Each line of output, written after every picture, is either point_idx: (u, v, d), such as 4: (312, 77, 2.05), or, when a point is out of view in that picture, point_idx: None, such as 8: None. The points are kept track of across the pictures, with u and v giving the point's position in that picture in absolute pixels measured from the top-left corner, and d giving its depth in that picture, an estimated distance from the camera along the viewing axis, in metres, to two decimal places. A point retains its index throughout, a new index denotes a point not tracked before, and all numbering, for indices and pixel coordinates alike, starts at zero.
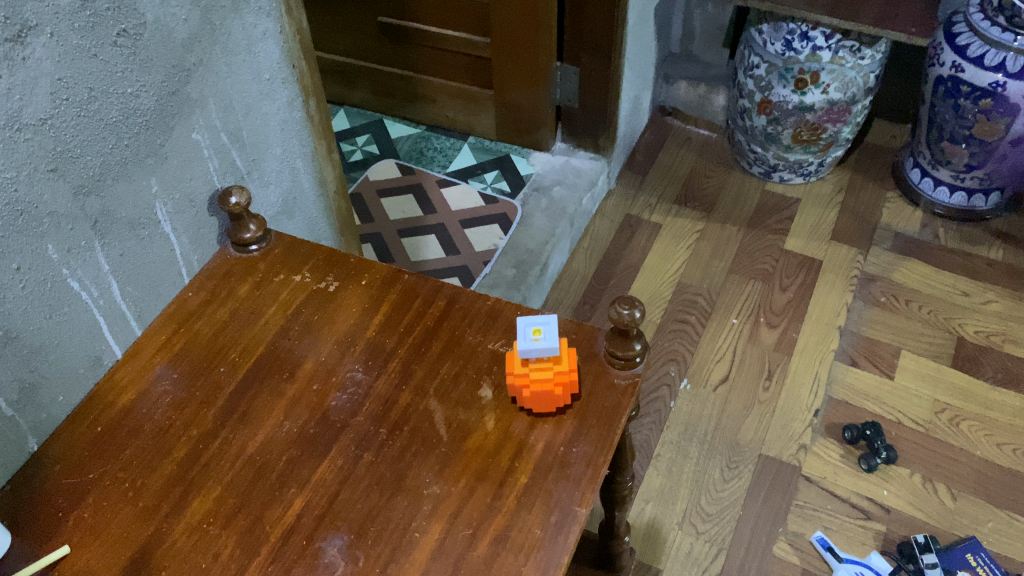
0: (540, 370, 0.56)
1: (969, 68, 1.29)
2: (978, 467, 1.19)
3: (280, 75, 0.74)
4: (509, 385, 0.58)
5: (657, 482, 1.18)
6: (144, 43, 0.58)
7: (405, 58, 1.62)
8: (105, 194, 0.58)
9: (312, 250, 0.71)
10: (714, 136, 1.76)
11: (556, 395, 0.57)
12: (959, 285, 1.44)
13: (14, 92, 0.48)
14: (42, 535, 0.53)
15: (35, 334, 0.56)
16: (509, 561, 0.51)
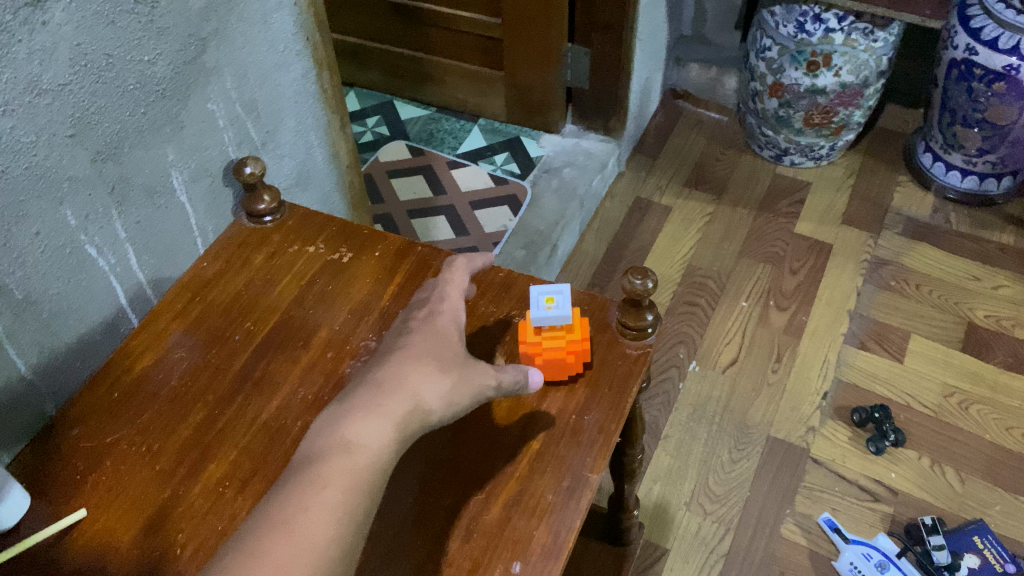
0: (552, 339, 0.58)
1: (983, 51, 1.28)
2: (986, 451, 1.19)
3: (294, 46, 0.75)
4: (521, 354, 0.60)
5: (666, 463, 1.18)
6: (161, 11, 0.58)
7: (416, 39, 1.61)
8: (122, 161, 0.59)
9: (326, 222, 0.72)
10: (725, 120, 1.76)
11: (567, 364, 0.58)
12: (971, 270, 1.44)
13: (34, 57, 0.49)
14: (61, 496, 0.54)
15: (54, 299, 0.56)
16: (522, 524, 0.52)
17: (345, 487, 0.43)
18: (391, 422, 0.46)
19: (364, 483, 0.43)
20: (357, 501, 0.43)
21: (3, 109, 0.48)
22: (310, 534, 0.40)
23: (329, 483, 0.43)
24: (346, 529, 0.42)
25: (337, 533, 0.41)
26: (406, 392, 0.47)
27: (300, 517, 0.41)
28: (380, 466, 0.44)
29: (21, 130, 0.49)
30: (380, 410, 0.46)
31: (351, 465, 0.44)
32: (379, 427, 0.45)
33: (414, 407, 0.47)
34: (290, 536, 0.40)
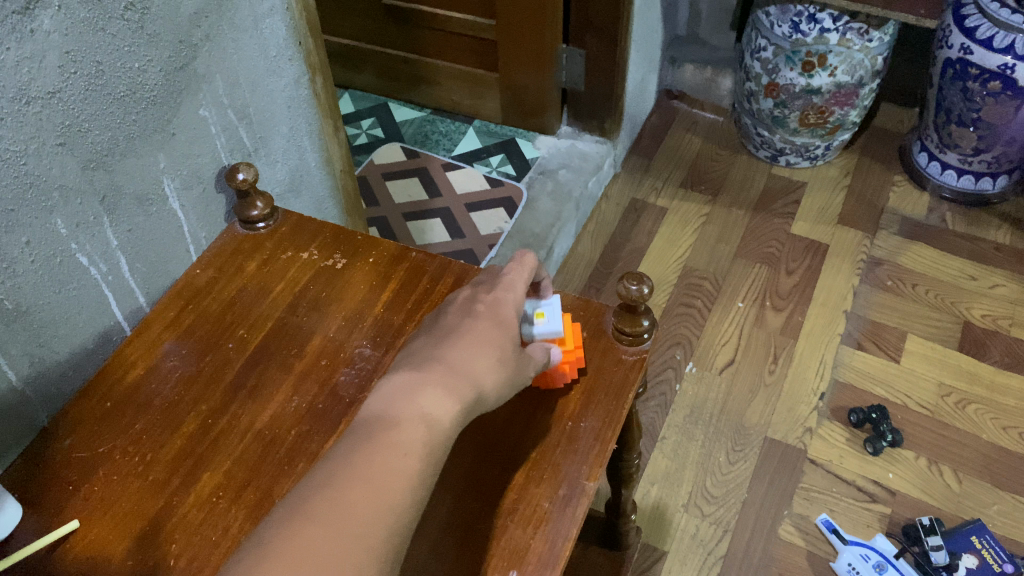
0: None
1: (978, 50, 1.28)
2: (984, 451, 1.19)
3: (286, 52, 0.74)
4: None
5: (663, 465, 1.18)
6: (152, 17, 0.58)
7: (410, 41, 1.61)
8: (113, 169, 0.58)
9: (319, 228, 0.72)
10: (720, 120, 1.75)
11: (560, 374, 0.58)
12: (967, 269, 1.44)
13: (23, 65, 0.48)
14: (53, 507, 0.53)
15: (45, 309, 0.56)
16: (518, 534, 0.51)
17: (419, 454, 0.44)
18: (459, 401, 0.48)
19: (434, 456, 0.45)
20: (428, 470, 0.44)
21: None
22: (387, 496, 0.42)
23: (406, 448, 0.44)
24: (416, 494, 0.43)
25: (409, 496, 0.43)
26: (472, 377, 0.49)
27: (379, 477, 0.42)
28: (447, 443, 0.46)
29: (9, 139, 0.49)
30: (451, 388, 0.48)
31: (426, 436, 0.45)
32: (449, 404, 0.47)
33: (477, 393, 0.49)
34: (370, 491, 0.41)
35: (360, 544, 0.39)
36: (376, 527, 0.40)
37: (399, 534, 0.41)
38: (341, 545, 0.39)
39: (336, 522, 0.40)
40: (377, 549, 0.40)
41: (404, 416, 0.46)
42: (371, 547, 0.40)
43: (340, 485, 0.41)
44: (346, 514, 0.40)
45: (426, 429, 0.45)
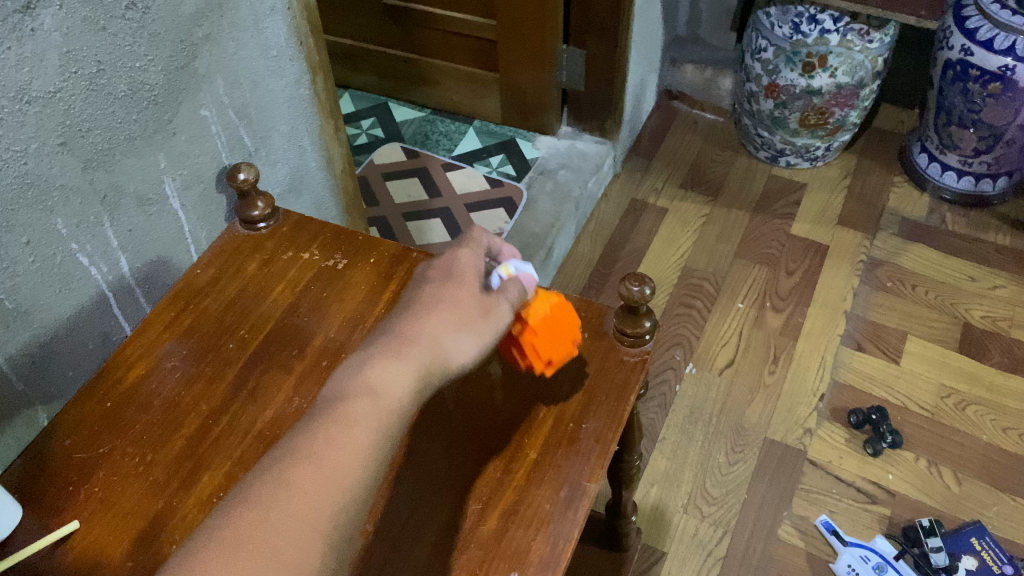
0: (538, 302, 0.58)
1: (978, 52, 1.28)
2: (983, 452, 1.19)
3: (287, 51, 0.74)
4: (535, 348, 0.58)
5: (663, 465, 1.18)
6: (153, 17, 0.57)
7: (410, 40, 1.61)
8: (113, 169, 0.58)
9: (319, 228, 0.71)
10: (720, 121, 1.75)
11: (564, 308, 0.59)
12: (967, 270, 1.44)
13: (24, 64, 0.48)
14: (53, 508, 0.53)
15: (45, 309, 0.56)
16: (519, 535, 0.52)
17: (369, 429, 0.44)
18: (416, 373, 0.47)
19: (387, 427, 0.45)
20: (381, 444, 0.44)
21: None
22: (333, 475, 0.42)
23: (353, 426, 0.44)
24: (368, 469, 0.43)
25: (360, 472, 0.42)
26: (433, 343, 0.49)
27: (326, 459, 0.42)
28: (403, 414, 0.46)
29: (11, 138, 0.49)
30: (405, 361, 0.47)
31: (378, 410, 0.45)
32: (407, 377, 0.47)
33: (440, 359, 0.49)
34: (313, 472, 0.41)
35: (302, 525, 0.40)
36: (321, 508, 0.40)
37: (350, 511, 0.41)
38: (283, 529, 0.39)
39: (281, 505, 0.40)
40: (322, 527, 0.40)
41: (356, 391, 0.45)
42: (314, 529, 0.40)
43: (285, 467, 0.42)
44: (290, 496, 0.40)
45: (378, 404, 0.45)
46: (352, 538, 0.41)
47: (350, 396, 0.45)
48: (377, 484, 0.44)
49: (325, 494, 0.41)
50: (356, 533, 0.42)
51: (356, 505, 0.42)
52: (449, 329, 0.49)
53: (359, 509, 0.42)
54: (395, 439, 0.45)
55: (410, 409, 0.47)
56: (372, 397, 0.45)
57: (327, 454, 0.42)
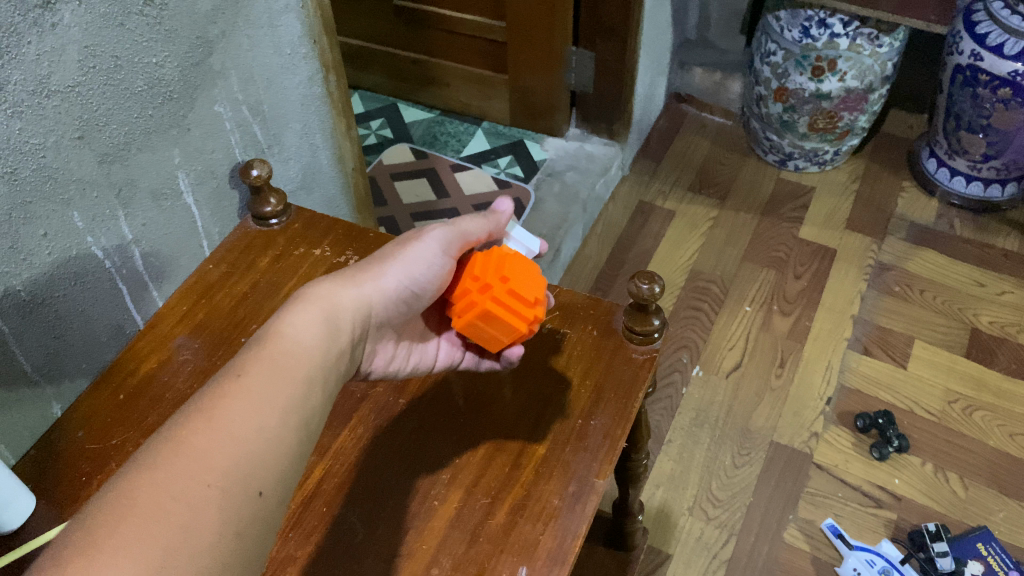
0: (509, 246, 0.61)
1: (988, 57, 1.28)
2: (990, 457, 1.19)
3: (301, 49, 0.75)
4: None
5: (669, 467, 1.18)
6: (170, 13, 0.58)
7: (420, 41, 1.61)
8: (129, 163, 0.59)
9: (331, 225, 0.73)
10: (729, 124, 1.76)
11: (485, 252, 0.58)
12: (975, 276, 1.44)
13: (43, 58, 0.49)
14: (66, 498, 0.53)
15: (60, 301, 0.56)
16: (527, 529, 0.52)
17: (272, 384, 0.43)
18: (327, 317, 0.48)
19: (293, 381, 0.43)
20: (289, 399, 0.43)
21: (12, 111, 0.48)
22: (235, 430, 0.40)
23: (254, 378, 0.42)
24: (274, 424, 0.41)
25: (266, 428, 0.41)
26: (351, 283, 0.51)
27: (227, 414, 0.40)
28: (312, 364, 0.45)
29: (29, 131, 0.50)
30: (314, 308, 0.48)
31: (282, 361, 0.44)
32: (314, 327, 0.47)
33: (356, 296, 0.50)
34: (210, 427, 0.39)
35: (200, 480, 0.37)
36: (222, 462, 0.38)
37: (259, 467, 0.39)
38: (178, 485, 0.37)
39: (177, 461, 0.37)
40: (224, 482, 0.38)
41: (258, 349, 0.45)
42: (214, 485, 0.37)
43: (181, 425, 0.39)
44: (188, 451, 0.38)
45: (281, 359, 0.44)
46: (263, 494, 0.39)
47: (253, 355, 0.44)
48: (292, 441, 0.41)
49: (226, 448, 0.39)
50: (269, 490, 0.39)
51: (264, 462, 0.40)
52: (362, 272, 0.52)
53: (271, 465, 0.40)
54: (306, 395, 0.44)
55: (322, 365, 0.46)
56: (275, 351, 0.44)
57: (226, 408, 0.40)
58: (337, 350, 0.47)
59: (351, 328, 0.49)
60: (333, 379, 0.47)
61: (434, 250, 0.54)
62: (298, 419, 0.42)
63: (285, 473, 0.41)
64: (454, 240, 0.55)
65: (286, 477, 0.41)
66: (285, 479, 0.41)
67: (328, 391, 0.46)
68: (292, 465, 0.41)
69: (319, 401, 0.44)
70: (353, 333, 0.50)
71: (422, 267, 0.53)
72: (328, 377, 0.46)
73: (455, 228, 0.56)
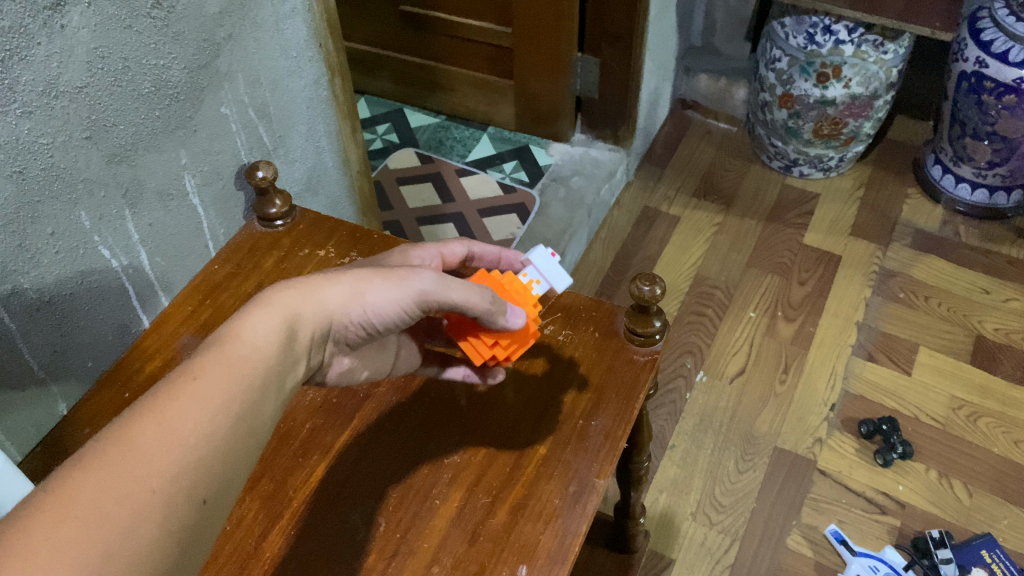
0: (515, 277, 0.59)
1: (993, 64, 1.28)
2: (995, 464, 1.19)
3: (307, 53, 0.75)
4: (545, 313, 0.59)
5: (672, 472, 1.18)
6: (177, 16, 0.59)
7: (426, 47, 1.62)
8: (136, 164, 0.59)
9: (336, 226, 0.73)
10: (734, 130, 1.76)
11: None
12: (980, 283, 1.43)
13: (52, 59, 0.50)
14: None
15: (67, 299, 0.57)
16: (528, 528, 0.53)
17: (229, 386, 0.38)
18: (287, 327, 0.44)
19: (250, 387, 0.39)
20: (243, 402, 0.38)
21: (21, 111, 0.49)
22: (188, 431, 0.35)
23: (207, 377, 0.38)
24: (228, 429, 0.37)
25: (220, 432, 0.36)
26: (317, 292, 0.46)
27: (181, 413, 0.36)
28: (268, 369, 0.41)
29: (37, 131, 0.50)
30: (276, 313, 0.43)
31: (238, 361, 0.40)
32: (273, 333, 0.42)
33: (320, 311, 0.46)
34: (160, 426, 0.35)
35: (146, 484, 0.33)
36: (171, 466, 0.34)
37: (207, 474, 0.35)
38: (124, 488, 0.32)
39: (122, 460, 0.33)
40: (170, 489, 0.33)
41: (214, 346, 0.40)
42: (158, 490, 0.33)
43: (122, 421, 0.35)
44: (134, 451, 0.33)
45: (239, 360, 0.40)
46: (207, 503, 0.35)
47: (206, 351, 0.39)
48: (242, 450, 0.38)
49: (178, 450, 0.34)
50: (212, 498, 0.35)
51: (214, 469, 0.36)
52: (333, 283, 0.47)
53: (220, 474, 0.36)
54: (260, 402, 0.40)
55: (278, 370, 0.42)
56: (232, 351, 0.40)
57: (178, 406, 0.36)
58: (290, 362, 0.43)
59: (305, 346, 0.45)
60: (283, 385, 0.43)
61: (406, 296, 0.50)
62: (249, 424, 0.38)
63: (231, 482, 0.37)
64: (433, 296, 0.51)
65: (233, 484, 0.37)
66: (230, 488, 0.37)
67: (280, 397, 0.42)
68: (238, 475, 0.37)
69: (270, 408, 0.41)
70: (307, 348, 0.46)
71: (387, 304, 0.49)
72: (279, 385, 0.42)
73: (440, 282, 0.50)
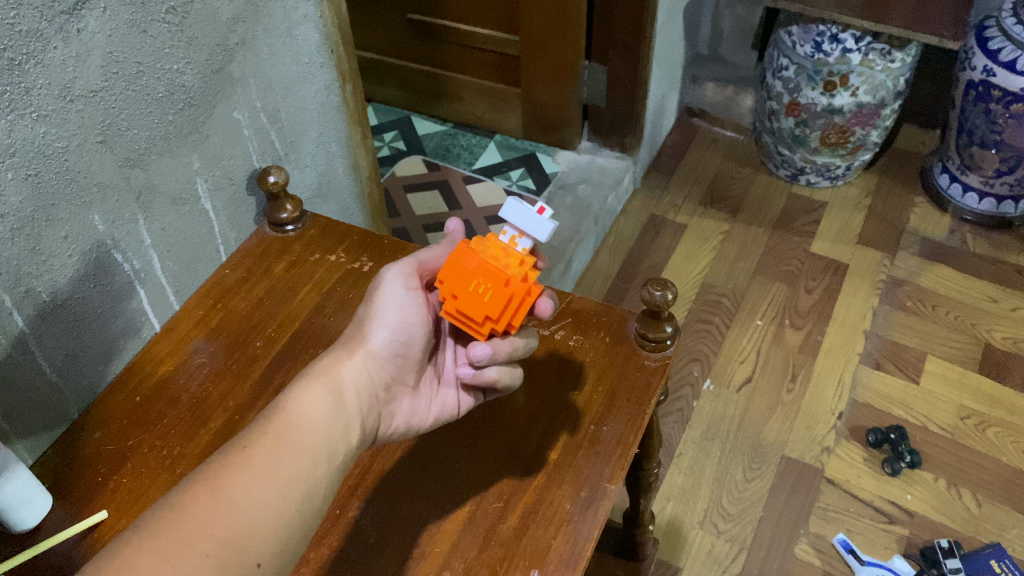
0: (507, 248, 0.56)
1: (1000, 72, 1.28)
2: (1003, 474, 1.18)
3: (319, 59, 0.76)
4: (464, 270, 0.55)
5: (679, 481, 1.18)
6: (192, 21, 0.59)
7: (434, 54, 1.63)
8: (150, 168, 0.60)
9: (346, 231, 0.75)
10: (740, 138, 1.76)
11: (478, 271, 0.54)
12: (988, 292, 1.43)
13: (68, 63, 0.50)
14: (83, 498, 0.55)
15: (80, 303, 0.57)
16: (540, 533, 0.53)
17: (278, 457, 0.44)
18: (329, 390, 0.49)
19: (298, 456, 0.45)
20: (294, 470, 0.44)
21: (37, 114, 0.49)
22: (238, 501, 0.42)
23: (257, 452, 0.44)
24: (275, 497, 0.43)
25: (267, 500, 0.42)
26: (350, 352, 0.52)
27: (232, 485, 0.42)
28: (317, 437, 0.46)
29: (51, 134, 0.50)
30: (316, 382, 0.49)
31: (287, 435, 0.46)
32: (319, 401, 0.48)
33: (356, 364, 0.51)
34: (214, 496, 0.41)
35: (199, 550, 0.39)
36: (222, 533, 0.40)
37: (257, 538, 0.41)
38: (179, 553, 0.39)
39: (177, 528, 0.39)
40: (221, 552, 0.40)
41: (266, 421, 0.46)
42: (211, 554, 0.39)
43: (184, 493, 0.41)
44: (190, 520, 0.40)
45: (287, 433, 0.46)
46: (261, 566, 0.41)
47: (260, 427, 0.46)
48: (294, 514, 0.43)
49: (228, 519, 0.41)
50: (265, 561, 0.41)
51: (265, 533, 0.42)
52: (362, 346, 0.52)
53: (271, 537, 0.42)
54: (312, 468, 0.45)
55: (328, 436, 0.47)
56: (281, 425, 0.46)
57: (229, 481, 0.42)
58: (343, 425, 0.48)
59: (359, 404, 0.50)
60: (343, 450, 0.48)
61: (399, 292, 0.54)
62: (300, 490, 0.44)
63: (287, 543, 0.43)
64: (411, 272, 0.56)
65: (286, 548, 0.42)
66: (285, 550, 0.42)
67: (335, 461, 0.47)
68: (294, 535, 0.43)
69: (325, 473, 0.46)
70: (363, 405, 0.50)
71: (395, 315, 0.54)
72: (335, 449, 0.47)
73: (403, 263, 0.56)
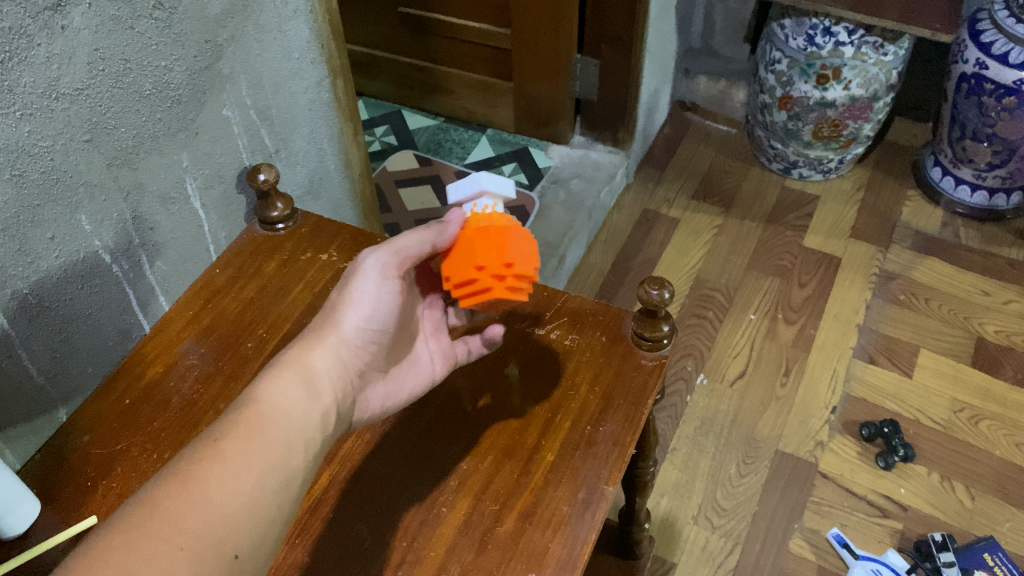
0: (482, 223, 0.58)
1: (993, 65, 1.28)
2: (995, 467, 1.18)
3: (309, 54, 0.75)
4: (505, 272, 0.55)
5: (673, 477, 1.17)
6: (180, 16, 0.58)
7: (425, 48, 1.62)
8: (137, 166, 0.59)
9: (338, 230, 0.74)
10: (733, 132, 1.76)
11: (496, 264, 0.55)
12: (981, 285, 1.43)
13: (53, 60, 0.49)
14: (71, 504, 0.54)
15: (67, 305, 0.56)
16: (536, 536, 0.52)
17: (250, 448, 0.44)
18: (303, 380, 0.48)
19: (275, 445, 0.45)
20: (269, 461, 0.44)
21: (20, 113, 0.48)
22: (212, 493, 0.41)
23: (232, 442, 0.44)
24: (249, 488, 0.42)
25: (242, 493, 0.42)
26: (320, 341, 0.51)
27: (205, 479, 0.41)
28: (292, 425, 0.46)
29: (35, 134, 0.49)
30: (288, 372, 0.48)
31: (261, 424, 0.45)
32: (292, 391, 0.47)
33: (328, 355, 0.51)
34: (188, 490, 0.41)
35: (174, 544, 0.39)
36: (197, 527, 0.40)
37: (231, 528, 0.40)
38: (153, 550, 0.38)
39: (151, 524, 0.39)
40: (197, 545, 0.39)
41: (239, 411, 0.46)
42: (186, 547, 0.39)
43: (158, 489, 0.41)
44: (164, 515, 0.39)
45: (260, 423, 0.45)
46: (239, 557, 0.40)
47: (231, 420, 0.45)
48: (273, 506, 0.43)
49: (201, 512, 0.40)
50: (244, 553, 0.41)
51: (240, 524, 0.41)
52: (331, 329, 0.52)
53: (247, 529, 0.41)
54: (287, 456, 0.45)
55: (304, 426, 0.47)
56: (253, 415, 0.45)
57: (206, 474, 0.42)
58: (319, 413, 0.48)
59: (334, 392, 0.50)
60: (319, 439, 0.47)
61: (377, 279, 0.54)
62: (278, 480, 0.43)
63: (265, 537, 0.42)
64: (394, 262, 0.55)
65: (265, 540, 0.42)
66: (265, 541, 0.42)
67: (312, 449, 0.46)
68: (272, 528, 0.43)
69: (300, 461, 0.45)
70: (338, 393, 0.50)
71: (373, 301, 0.53)
72: (311, 438, 0.47)
73: (387, 250, 0.55)
